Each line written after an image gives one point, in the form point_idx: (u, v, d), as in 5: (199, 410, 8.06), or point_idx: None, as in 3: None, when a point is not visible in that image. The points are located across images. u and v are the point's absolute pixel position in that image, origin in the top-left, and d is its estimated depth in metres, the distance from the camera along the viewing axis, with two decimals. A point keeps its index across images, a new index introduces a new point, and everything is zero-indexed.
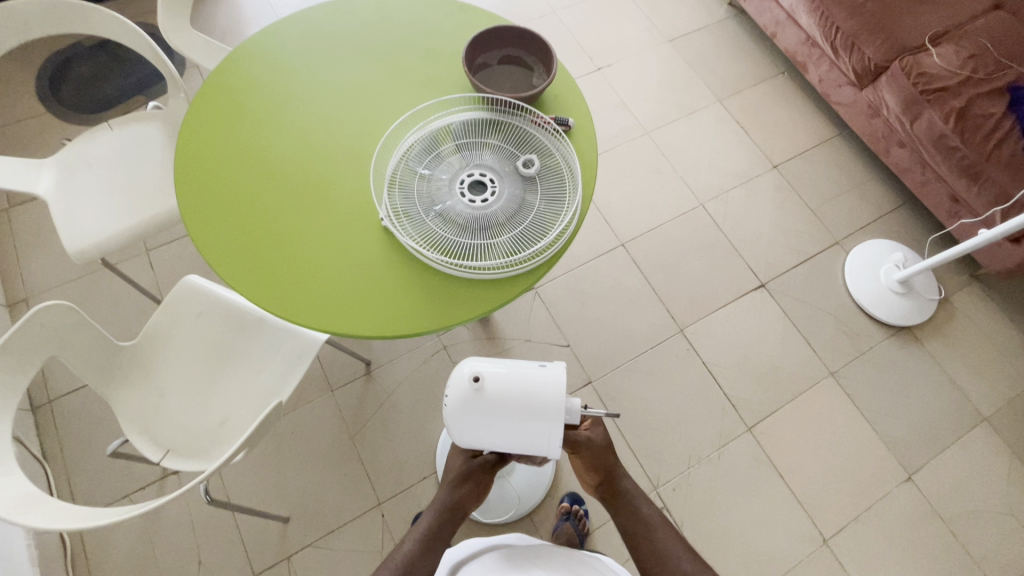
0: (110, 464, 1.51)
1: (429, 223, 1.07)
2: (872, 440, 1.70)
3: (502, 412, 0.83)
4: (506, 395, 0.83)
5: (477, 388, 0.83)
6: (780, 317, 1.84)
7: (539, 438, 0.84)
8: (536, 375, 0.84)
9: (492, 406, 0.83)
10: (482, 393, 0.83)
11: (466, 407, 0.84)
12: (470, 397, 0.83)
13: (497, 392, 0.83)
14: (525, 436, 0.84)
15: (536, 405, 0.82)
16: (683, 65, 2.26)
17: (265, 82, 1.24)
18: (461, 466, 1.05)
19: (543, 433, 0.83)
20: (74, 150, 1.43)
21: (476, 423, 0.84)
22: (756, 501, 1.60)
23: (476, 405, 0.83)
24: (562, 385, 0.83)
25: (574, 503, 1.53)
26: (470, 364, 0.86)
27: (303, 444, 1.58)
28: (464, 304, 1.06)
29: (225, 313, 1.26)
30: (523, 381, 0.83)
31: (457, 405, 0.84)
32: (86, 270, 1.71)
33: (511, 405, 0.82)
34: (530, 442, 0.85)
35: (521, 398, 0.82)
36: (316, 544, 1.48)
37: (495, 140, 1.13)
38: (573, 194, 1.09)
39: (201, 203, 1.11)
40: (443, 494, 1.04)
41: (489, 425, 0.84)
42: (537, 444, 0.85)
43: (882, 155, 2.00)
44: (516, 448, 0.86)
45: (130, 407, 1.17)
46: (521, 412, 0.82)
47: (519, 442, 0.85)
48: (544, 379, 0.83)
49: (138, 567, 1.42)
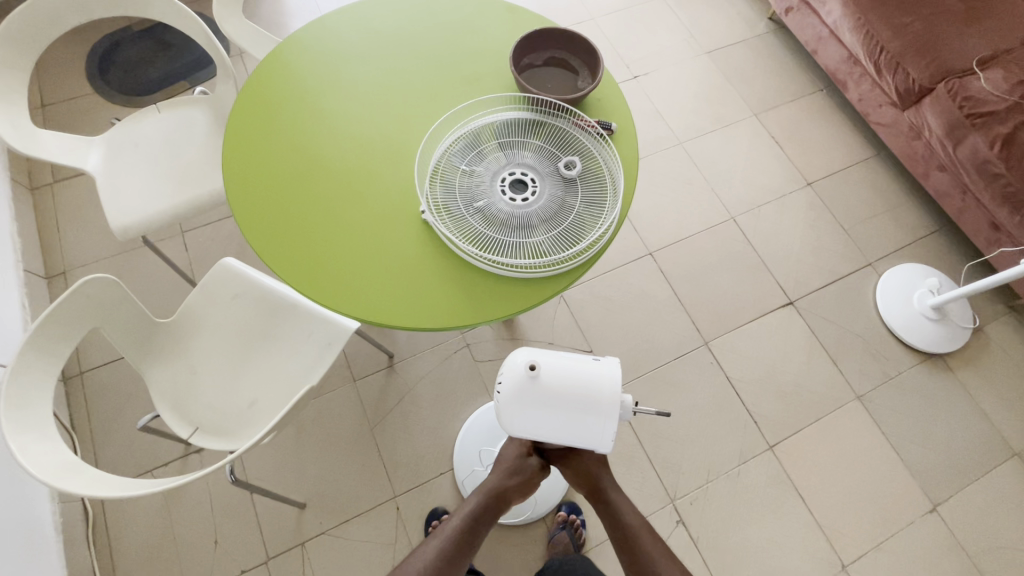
0: (136, 438, 1.54)
1: (468, 218, 1.07)
2: (897, 467, 1.66)
3: (556, 402, 0.83)
4: (561, 385, 0.82)
5: (533, 376, 0.83)
6: (807, 336, 1.81)
7: (592, 432, 0.83)
8: (592, 367, 0.84)
9: (547, 395, 0.83)
10: (538, 381, 0.83)
11: (521, 394, 0.83)
12: (525, 385, 0.83)
13: (552, 381, 0.83)
14: (579, 429, 0.84)
15: (591, 398, 0.82)
16: (721, 77, 2.24)
17: (313, 73, 1.26)
18: (513, 455, 1.12)
19: (596, 428, 0.83)
20: (122, 130, 1.47)
21: (529, 411, 0.84)
22: (775, 522, 1.57)
23: (531, 393, 0.83)
24: (617, 380, 0.83)
25: (572, 513, 1.53)
26: (525, 352, 0.86)
27: (323, 431, 1.59)
28: (498, 301, 1.06)
29: (261, 296, 1.28)
30: (579, 373, 0.83)
31: (510, 392, 0.84)
32: (123, 247, 1.75)
33: (567, 395, 0.82)
34: (583, 435, 0.84)
35: (577, 389, 0.82)
36: (331, 531, 1.49)
37: (537, 141, 1.14)
38: (613, 199, 1.09)
39: (246, 187, 1.13)
40: (490, 481, 1.09)
41: (541, 413, 0.84)
42: (591, 439, 0.84)
43: (920, 178, 1.96)
44: (566, 442, 0.85)
45: (164, 382, 1.19)
46: (576, 404, 0.82)
47: (571, 435, 0.85)
48: (600, 372, 0.83)
49: (157, 542, 1.45)
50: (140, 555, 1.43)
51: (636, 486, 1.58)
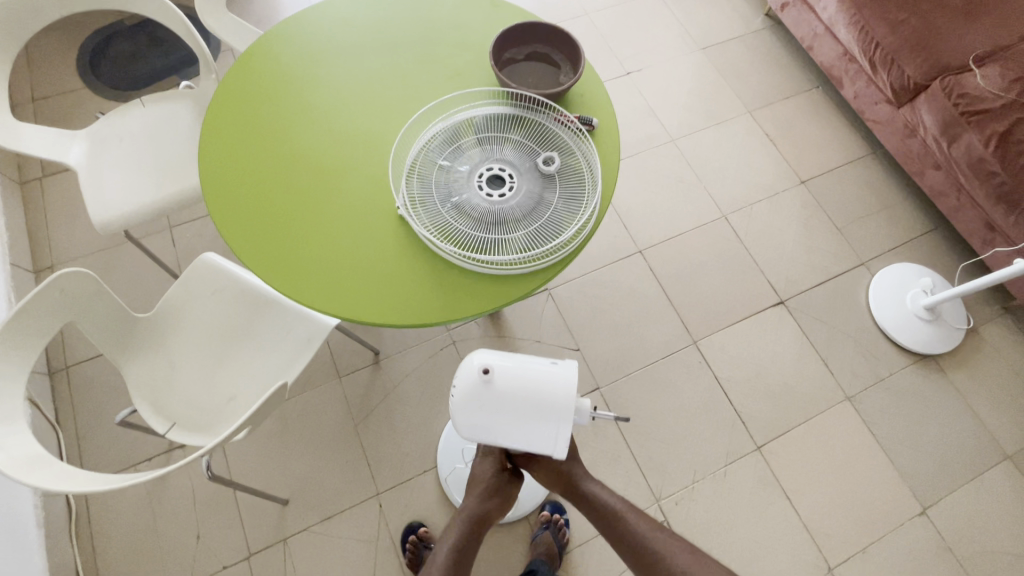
0: (120, 433, 1.54)
1: (444, 214, 1.06)
2: (887, 469, 1.64)
3: (509, 406, 0.82)
4: (514, 389, 0.81)
5: (486, 380, 0.82)
6: (798, 336, 1.79)
7: (547, 436, 0.83)
8: (549, 371, 0.83)
9: (501, 399, 0.82)
10: (491, 386, 0.82)
11: (473, 398, 0.83)
12: (478, 389, 0.82)
13: (505, 386, 0.82)
14: (534, 434, 0.83)
15: (545, 403, 0.81)
16: (715, 74, 2.22)
17: (294, 67, 1.25)
18: (489, 473, 1.11)
19: (550, 432, 0.82)
20: (106, 124, 1.46)
21: (482, 415, 0.83)
22: (761, 523, 1.56)
23: (484, 397, 0.82)
24: (573, 384, 0.82)
25: (555, 512, 1.51)
26: (480, 355, 0.85)
27: (307, 427, 1.59)
28: (474, 298, 1.05)
29: (240, 292, 1.27)
30: (534, 377, 0.82)
31: (463, 396, 0.83)
32: (111, 242, 1.75)
33: (520, 399, 0.81)
34: (537, 440, 0.83)
35: (531, 393, 0.81)
36: (313, 528, 1.49)
37: (516, 136, 1.13)
38: (592, 195, 1.08)
39: (223, 182, 1.12)
40: (469, 507, 1.08)
41: (494, 418, 0.83)
42: (545, 444, 0.83)
43: (915, 177, 1.94)
44: (521, 447, 0.84)
45: (141, 377, 1.19)
46: (530, 408, 0.81)
47: (525, 440, 0.84)
48: (555, 375, 0.82)
49: (139, 536, 1.45)
50: (122, 549, 1.44)
51: (622, 486, 1.57)
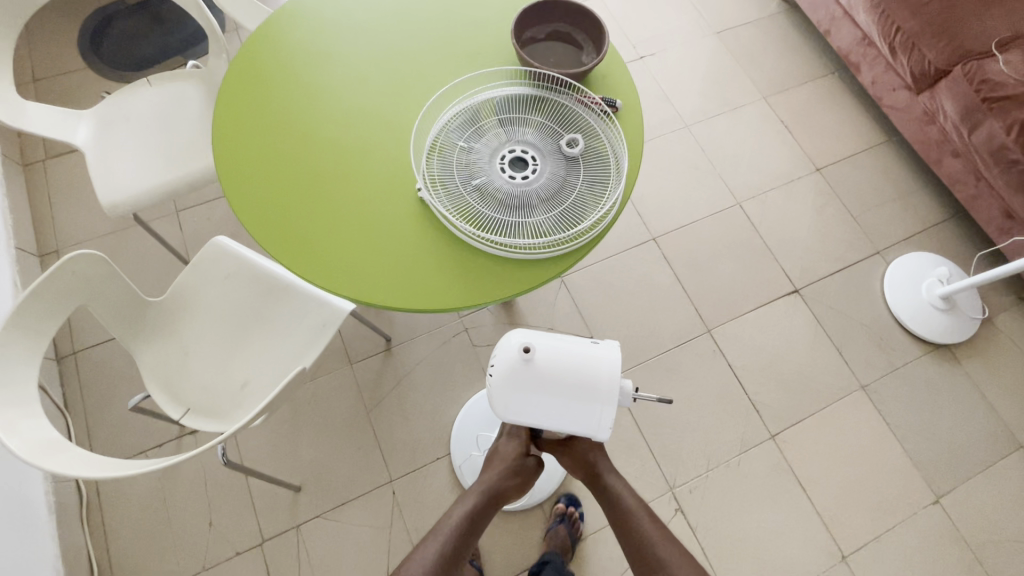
0: (129, 419, 1.53)
1: (466, 196, 1.04)
2: (900, 458, 1.64)
3: (551, 386, 0.80)
4: (557, 369, 0.80)
5: (527, 360, 0.80)
6: (812, 325, 1.78)
7: (589, 417, 0.81)
8: (590, 351, 0.82)
9: (542, 378, 0.80)
10: (532, 364, 0.80)
11: (514, 377, 0.81)
12: (519, 369, 0.81)
13: (547, 365, 0.80)
14: (576, 416, 0.81)
15: (589, 382, 0.80)
16: (730, 58, 2.18)
17: (307, 45, 1.22)
18: (512, 453, 1.11)
19: (593, 413, 0.80)
20: (113, 103, 1.42)
21: (523, 395, 0.81)
22: (774, 511, 1.56)
23: (525, 377, 0.81)
24: (616, 365, 0.80)
25: (569, 505, 1.50)
26: (520, 334, 0.83)
27: (319, 414, 1.57)
28: (495, 282, 1.03)
29: (254, 275, 1.25)
30: (576, 357, 0.81)
31: (503, 375, 0.81)
32: (117, 226, 1.72)
33: (563, 378, 0.80)
34: (579, 422, 0.82)
35: (574, 374, 0.80)
36: (326, 514, 1.48)
37: (538, 118, 1.10)
38: (616, 179, 1.05)
39: (237, 161, 1.09)
40: (487, 481, 1.06)
41: (535, 398, 0.81)
42: (588, 426, 0.82)
43: (933, 164, 1.91)
44: (562, 429, 0.83)
45: (154, 362, 1.17)
46: (572, 387, 0.80)
47: (566, 422, 0.82)
48: (598, 355, 0.81)
49: (150, 522, 1.44)
50: (133, 535, 1.43)
51: (635, 473, 1.56)
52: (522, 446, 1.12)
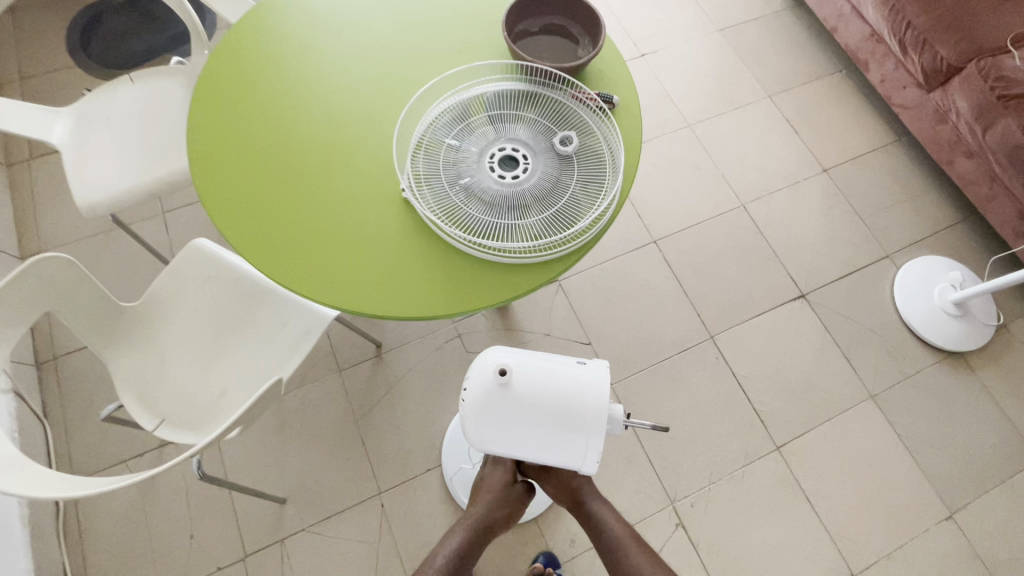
0: (109, 428, 1.47)
1: (452, 197, 0.98)
2: (912, 471, 1.57)
3: (530, 411, 0.75)
4: (536, 393, 0.74)
5: (503, 384, 0.74)
6: (819, 331, 1.71)
7: (572, 446, 0.75)
8: (574, 374, 0.76)
9: (520, 403, 0.75)
10: (509, 389, 0.75)
11: (489, 402, 0.75)
12: (495, 393, 0.75)
13: (525, 389, 0.75)
14: (560, 444, 0.76)
15: (571, 408, 0.74)
16: (733, 56, 2.12)
17: (290, 40, 1.16)
18: (498, 483, 1.08)
19: (577, 441, 0.75)
20: (92, 100, 1.37)
21: (500, 422, 0.76)
22: (779, 526, 1.49)
23: (501, 402, 0.75)
24: (600, 389, 0.75)
25: (548, 565, 1.40)
26: (496, 356, 0.78)
27: (306, 423, 1.52)
28: (482, 288, 0.97)
29: (234, 280, 1.19)
30: (557, 380, 0.75)
31: (478, 400, 0.76)
32: (101, 227, 1.67)
33: (542, 404, 0.74)
34: (562, 450, 0.76)
35: (555, 399, 0.74)
36: (312, 528, 1.42)
37: (530, 114, 1.04)
38: (613, 179, 1.00)
39: (212, 162, 1.04)
40: (475, 513, 1.05)
41: (513, 425, 0.76)
42: (574, 454, 0.76)
43: (944, 165, 1.85)
44: (543, 457, 0.77)
45: (128, 370, 1.12)
46: (552, 414, 0.74)
47: (549, 450, 0.76)
48: (582, 378, 0.75)
49: (130, 536, 1.38)
50: (112, 549, 1.37)
51: (635, 486, 1.50)
52: (508, 474, 1.08)
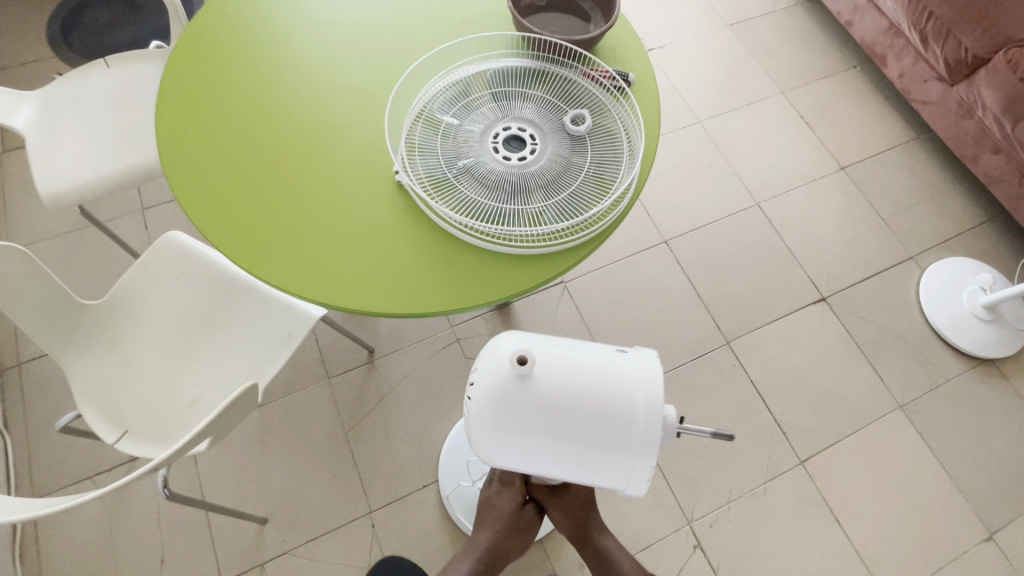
0: (75, 440, 1.35)
1: (452, 180, 0.87)
2: (946, 487, 1.45)
3: (555, 405, 0.66)
4: (560, 384, 0.66)
5: (524, 374, 0.66)
6: (842, 336, 1.60)
7: (606, 446, 0.66)
8: (608, 365, 0.68)
9: (544, 396, 0.66)
10: (530, 379, 0.66)
11: (508, 395, 0.67)
12: (513, 385, 0.66)
13: (549, 380, 0.66)
14: (591, 446, 0.67)
15: (604, 402, 0.65)
16: (744, 51, 2.04)
17: (273, 15, 1.06)
18: (506, 508, 0.99)
19: (612, 441, 0.66)
20: (62, 85, 1.27)
21: (520, 419, 0.67)
22: (805, 548, 1.37)
23: (522, 394, 0.66)
24: (636, 380, 0.66)
25: None
26: (515, 342, 0.70)
27: (291, 435, 1.40)
28: (486, 281, 0.86)
29: (210, 276, 1.08)
30: (585, 369, 0.67)
31: (495, 393, 0.67)
32: (75, 224, 1.56)
33: (568, 396, 0.66)
34: (595, 451, 0.67)
35: (585, 390, 0.66)
36: (295, 551, 1.29)
37: (538, 92, 0.94)
38: (631, 161, 0.90)
39: (185, 144, 0.94)
40: (481, 541, 0.99)
41: (536, 421, 0.67)
42: (609, 461, 0.67)
43: (969, 162, 1.76)
44: (573, 460, 0.68)
45: (89, 375, 1.00)
46: (582, 407, 0.66)
47: (580, 451, 0.67)
48: (615, 369, 0.67)
49: (94, 559, 1.26)
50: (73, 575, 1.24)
51: (648, 504, 1.38)
52: (517, 499, 1.00)
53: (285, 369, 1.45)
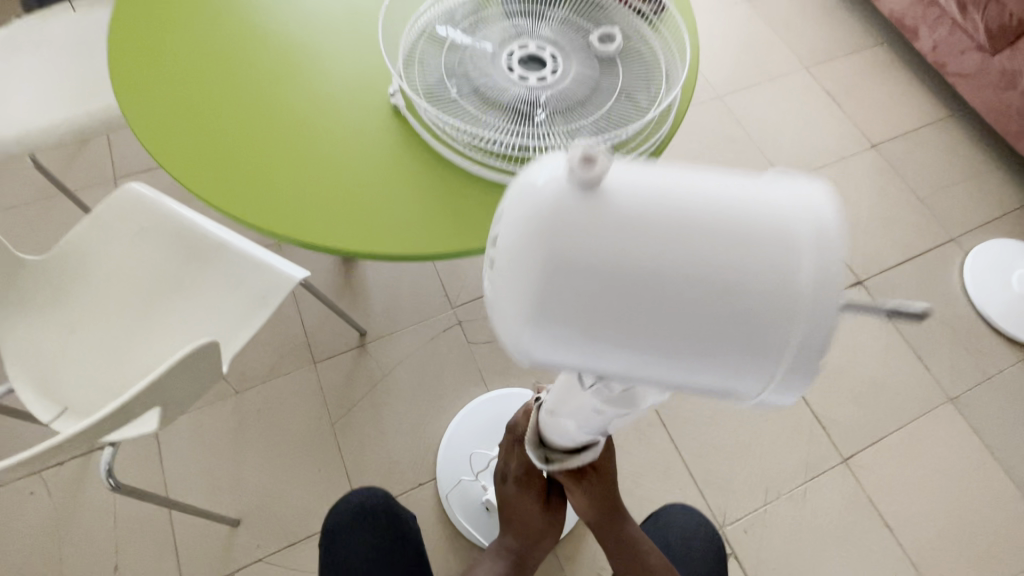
0: (24, 430, 1.18)
1: (458, 102, 0.73)
2: (1006, 489, 1.30)
3: (652, 261, 0.29)
4: (669, 219, 0.29)
5: (591, 190, 0.29)
6: (883, 322, 1.45)
7: (746, 357, 0.31)
8: (770, 186, 0.30)
9: (630, 240, 0.29)
10: (602, 206, 0.29)
11: (552, 240, 0.30)
12: (567, 215, 0.29)
13: (644, 207, 0.29)
14: (715, 356, 0.31)
15: (759, 262, 0.29)
16: (765, 26, 1.92)
17: None
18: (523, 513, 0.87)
19: (762, 347, 0.30)
20: (21, 27, 1.14)
21: (574, 289, 0.30)
22: (853, 557, 1.21)
23: (580, 236, 0.29)
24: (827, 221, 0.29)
25: None
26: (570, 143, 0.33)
27: (271, 426, 1.23)
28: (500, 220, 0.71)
29: (174, 233, 0.92)
30: (723, 195, 0.29)
31: (524, 236, 0.31)
32: (38, 193, 1.41)
33: (684, 245, 0.29)
34: (717, 367, 0.31)
35: (722, 236, 0.29)
36: (271, 558, 1.12)
37: (559, 10, 0.81)
38: (669, 85, 0.76)
39: (141, 64, 0.79)
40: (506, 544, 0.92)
41: (608, 298, 0.30)
42: (747, 378, 0.32)
43: (1012, 138, 1.63)
44: (667, 378, 0.33)
45: (26, 344, 0.84)
46: (713, 271, 0.29)
47: (688, 365, 0.32)
48: (784, 198, 0.29)
49: (38, 567, 1.09)
50: None
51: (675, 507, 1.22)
52: (536, 502, 0.87)
53: (266, 352, 1.30)
